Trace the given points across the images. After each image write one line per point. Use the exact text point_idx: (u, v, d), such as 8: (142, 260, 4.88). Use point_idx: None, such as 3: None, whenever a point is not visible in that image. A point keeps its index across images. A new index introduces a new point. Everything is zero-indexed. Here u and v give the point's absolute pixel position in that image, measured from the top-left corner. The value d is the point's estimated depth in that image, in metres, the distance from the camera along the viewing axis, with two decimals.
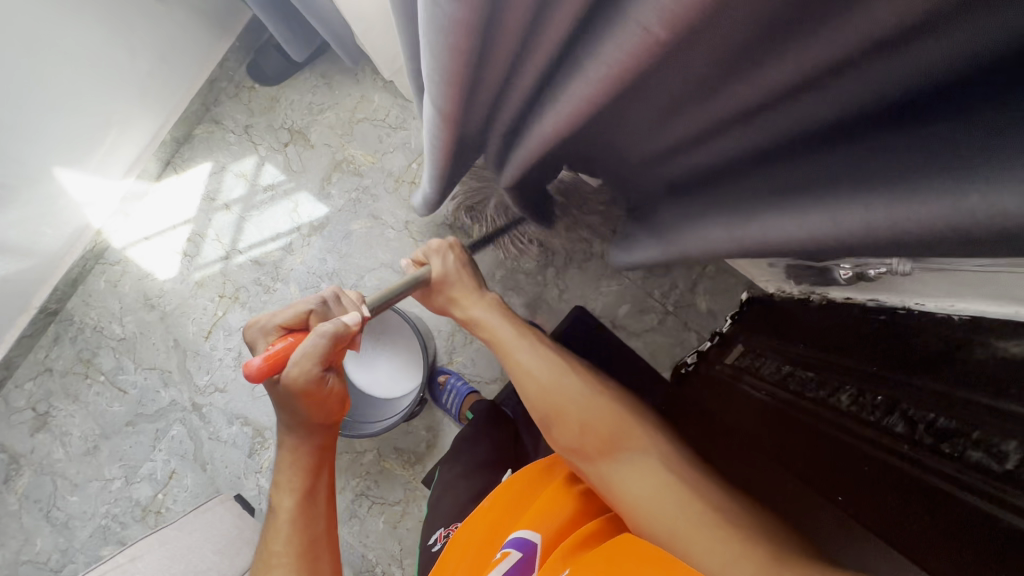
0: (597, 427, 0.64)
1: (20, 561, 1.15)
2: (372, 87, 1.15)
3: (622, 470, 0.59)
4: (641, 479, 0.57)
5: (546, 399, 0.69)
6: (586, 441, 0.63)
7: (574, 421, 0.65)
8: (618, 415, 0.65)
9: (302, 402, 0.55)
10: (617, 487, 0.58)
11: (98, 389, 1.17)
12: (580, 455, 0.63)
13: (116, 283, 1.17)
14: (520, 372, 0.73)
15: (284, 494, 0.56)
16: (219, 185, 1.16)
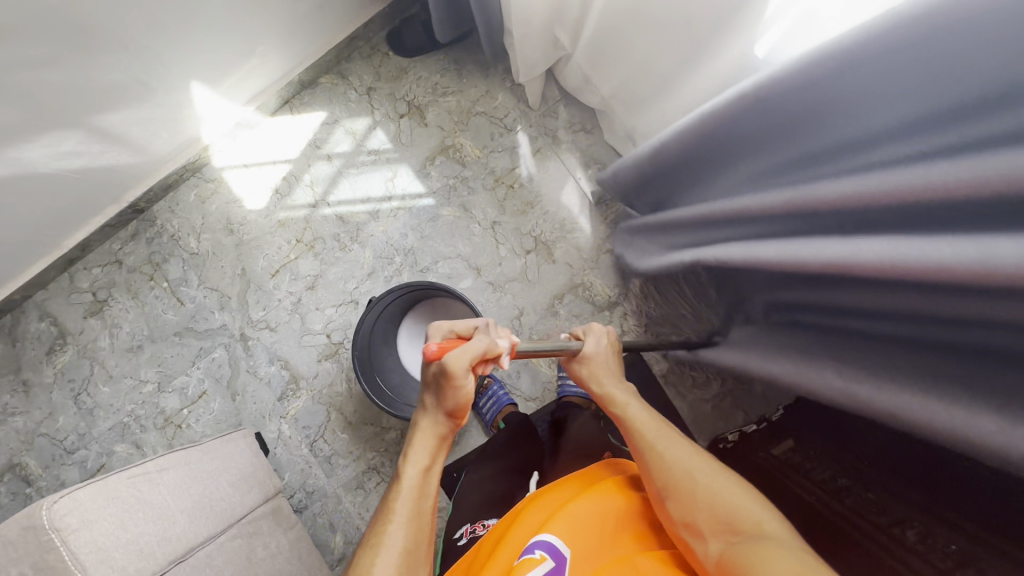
0: (718, 505, 0.55)
1: (38, 433, 1.18)
2: (498, 86, 1.18)
3: (740, 548, 0.49)
4: (754, 549, 0.48)
5: (664, 476, 0.59)
6: (701, 517, 0.54)
7: (693, 499, 0.56)
8: (742, 494, 0.56)
9: (451, 389, 0.59)
10: (728, 566, 0.49)
11: (158, 294, 1.21)
12: (695, 534, 0.54)
13: (204, 200, 1.20)
14: (643, 446, 0.64)
15: (410, 464, 0.59)
16: (328, 135, 1.19)
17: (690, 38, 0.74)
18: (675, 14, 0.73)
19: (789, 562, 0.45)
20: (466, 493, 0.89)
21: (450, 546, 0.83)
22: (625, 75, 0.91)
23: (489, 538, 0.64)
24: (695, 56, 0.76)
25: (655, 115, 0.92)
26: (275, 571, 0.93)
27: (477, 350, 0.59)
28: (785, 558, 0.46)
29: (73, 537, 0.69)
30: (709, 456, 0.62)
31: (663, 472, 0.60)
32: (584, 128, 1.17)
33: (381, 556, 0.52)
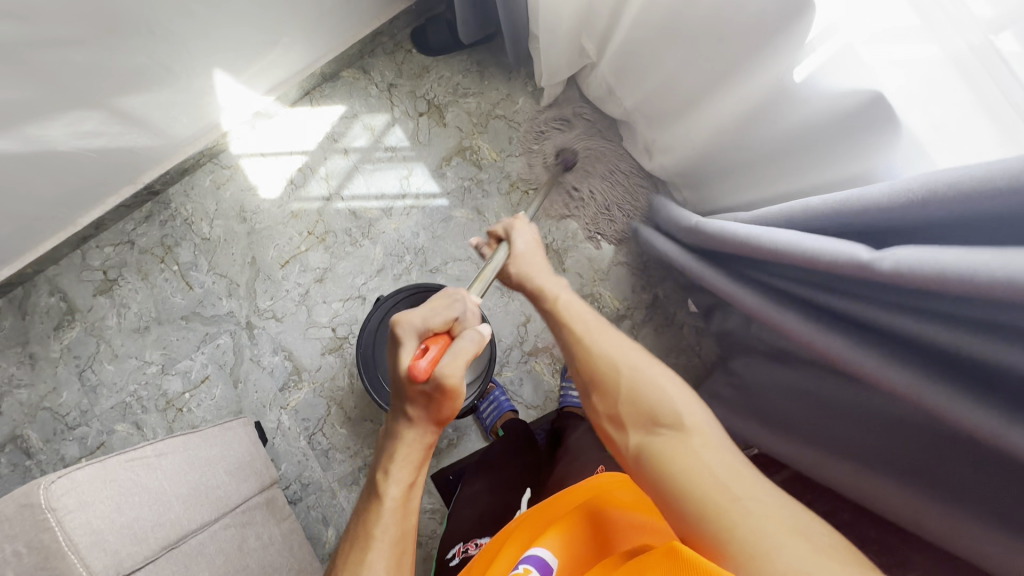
0: (639, 397, 0.58)
1: (41, 407, 1.19)
2: (520, 90, 1.17)
3: (661, 440, 0.53)
4: (676, 443, 0.52)
5: (592, 370, 0.63)
6: (625, 410, 0.58)
7: (620, 394, 0.60)
8: (659, 379, 0.59)
9: (441, 405, 0.59)
10: (652, 459, 0.52)
11: (168, 276, 1.21)
12: (619, 427, 0.58)
13: (219, 186, 1.20)
14: (573, 342, 0.67)
15: (393, 483, 0.58)
16: (346, 130, 1.19)
17: (719, 61, 0.74)
18: (708, 32, 0.72)
19: (708, 461, 0.49)
20: (461, 509, 0.89)
21: (445, 565, 0.83)
22: (650, 88, 0.90)
23: (483, 559, 0.63)
24: (725, 76, 0.75)
25: (677, 131, 0.91)
26: (266, 563, 0.94)
27: (466, 359, 0.60)
28: (707, 457, 0.49)
29: (69, 518, 0.69)
30: (629, 344, 0.65)
31: (590, 367, 0.63)
32: None
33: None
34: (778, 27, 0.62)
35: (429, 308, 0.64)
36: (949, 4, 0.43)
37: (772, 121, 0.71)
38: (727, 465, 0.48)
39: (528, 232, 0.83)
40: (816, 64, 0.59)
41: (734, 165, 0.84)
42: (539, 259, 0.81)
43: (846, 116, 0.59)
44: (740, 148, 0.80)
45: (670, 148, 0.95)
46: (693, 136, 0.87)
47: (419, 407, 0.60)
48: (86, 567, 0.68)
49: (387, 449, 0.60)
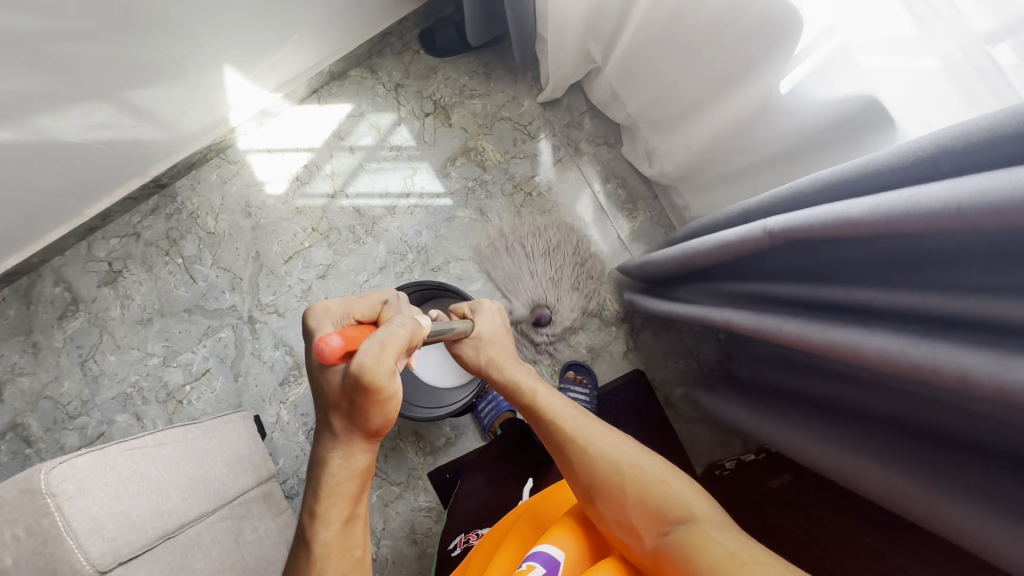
0: (647, 500, 0.54)
1: (43, 395, 1.21)
2: (526, 92, 1.18)
3: (677, 538, 0.50)
4: (691, 535, 0.49)
5: (591, 474, 0.58)
6: (633, 515, 0.54)
7: (624, 499, 0.55)
8: (665, 479, 0.56)
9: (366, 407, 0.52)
10: (670, 556, 0.48)
11: (172, 269, 1.22)
12: (628, 533, 0.54)
13: (226, 180, 1.21)
14: (563, 444, 0.63)
15: (326, 523, 0.54)
16: (353, 128, 1.20)
17: (718, 70, 0.75)
18: (711, 35, 0.72)
19: (728, 548, 0.46)
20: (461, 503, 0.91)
21: (445, 555, 0.85)
22: (653, 93, 0.91)
23: (484, 553, 0.64)
24: (726, 79, 0.75)
25: (679, 135, 0.92)
26: (261, 556, 0.94)
27: (392, 351, 0.52)
28: (723, 540, 0.48)
29: (68, 504, 0.70)
30: (625, 442, 0.62)
31: (589, 468, 0.59)
32: (607, 141, 1.17)
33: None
34: (777, 29, 0.62)
35: (340, 303, 0.60)
36: (944, 11, 0.43)
37: (771, 125, 0.72)
38: (739, 548, 0.46)
39: (496, 313, 0.77)
40: (813, 64, 0.59)
41: (733, 169, 0.84)
42: (507, 342, 0.76)
43: (841, 118, 0.60)
44: (739, 152, 0.80)
45: (670, 151, 0.96)
46: (695, 140, 0.88)
47: (345, 416, 0.54)
48: (83, 553, 0.69)
49: (313, 484, 0.55)
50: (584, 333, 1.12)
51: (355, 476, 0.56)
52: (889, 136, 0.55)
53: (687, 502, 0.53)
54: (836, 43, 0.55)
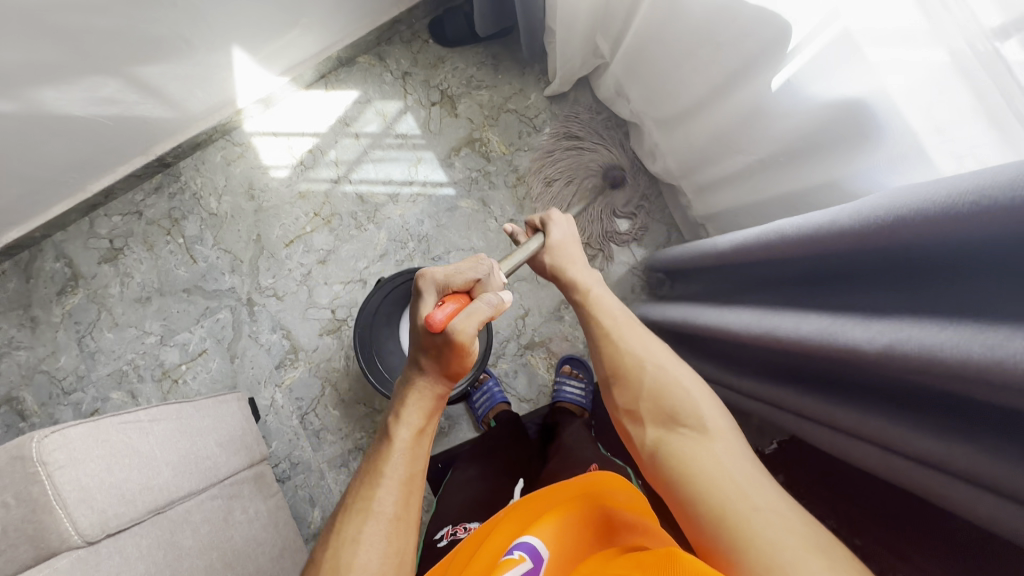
0: (662, 396, 0.57)
1: (39, 369, 1.22)
2: (533, 85, 1.18)
3: (682, 440, 0.52)
4: (695, 445, 0.51)
5: (617, 366, 0.63)
6: (644, 407, 0.58)
7: (640, 391, 0.59)
8: (682, 382, 0.58)
9: (453, 359, 0.60)
10: (670, 459, 0.52)
11: (173, 249, 1.22)
12: (636, 422, 0.58)
13: (230, 162, 1.21)
14: (600, 337, 0.67)
15: (402, 426, 0.59)
16: (359, 114, 1.19)
17: (717, 68, 0.75)
18: (713, 31, 0.71)
19: (731, 466, 0.48)
20: (453, 492, 0.88)
21: (429, 547, 0.80)
22: (658, 90, 0.90)
23: (469, 547, 0.62)
24: (727, 78, 0.75)
25: (682, 134, 0.91)
26: (250, 537, 0.94)
27: (478, 321, 0.60)
28: (727, 462, 0.49)
29: (59, 473, 0.70)
30: (657, 342, 0.64)
31: (617, 361, 0.63)
32: (612, 137, 1.16)
33: (372, 525, 0.52)
34: (776, 25, 0.61)
35: (448, 268, 0.66)
36: (956, 6, 0.43)
37: (768, 125, 0.71)
38: (742, 474, 0.47)
39: (568, 224, 0.82)
40: (809, 59, 0.59)
41: (730, 170, 0.84)
42: (575, 250, 0.80)
43: (835, 120, 0.60)
44: (737, 152, 0.80)
45: (674, 148, 0.96)
46: (697, 138, 0.87)
47: (434, 357, 0.61)
48: (72, 522, 0.69)
49: (399, 396, 0.62)
50: None
51: (435, 400, 0.62)
52: (882, 136, 0.55)
53: (701, 403, 0.55)
54: (835, 40, 0.54)
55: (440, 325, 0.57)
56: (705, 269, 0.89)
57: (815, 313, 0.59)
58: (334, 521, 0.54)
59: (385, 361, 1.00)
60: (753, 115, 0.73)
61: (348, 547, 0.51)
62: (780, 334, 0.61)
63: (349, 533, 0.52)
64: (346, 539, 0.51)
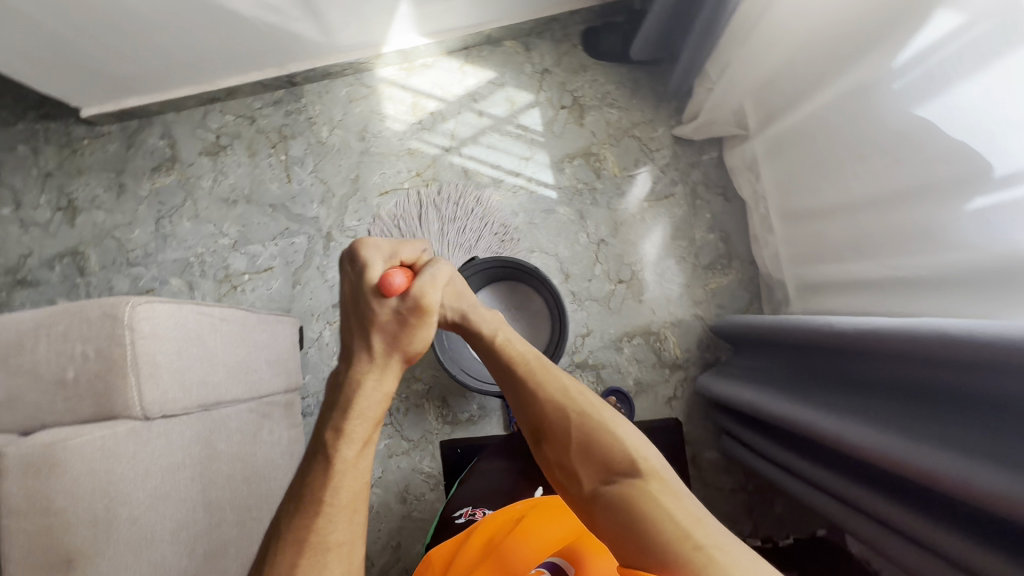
0: (590, 446, 0.54)
1: (111, 233, 1.26)
2: (664, 119, 1.17)
3: (619, 490, 0.49)
4: (633, 491, 0.48)
5: (536, 416, 0.59)
6: (574, 460, 0.55)
7: (565, 442, 0.56)
8: (609, 431, 0.55)
9: (418, 332, 0.60)
10: (610, 510, 0.49)
11: (272, 163, 1.24)
12: (572, 477, 0.54)
13: (353, 100, 1.23)
14: (513, 381, 0.63)
15: (349, 444, 0.53)
16: (489, 95, 1.21)
17: (875, 177, 0.70)
18: (900, 146, 0.65)
19: (672, 513, 0.45)
20: (478, 481, 0.88)
21: (446, 522, 0.79)
22: (794, 169, 0.90)
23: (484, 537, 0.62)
24: (881, 193, 0.70)
25: (802, 216, 0.91)
26: (270, 460, 0.96)
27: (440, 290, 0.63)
28: (669, 505, 0.46)
29: (142, 343, 0.71)
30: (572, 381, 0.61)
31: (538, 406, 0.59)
32: (724, 193, 1.15)
33: (310, 557, 0.47)
34: (976, 164, 0.55)
35: (387, 244, 0.63)
36: None
37: (908, 250, 0.68)
38: (678, 518, 0.45)
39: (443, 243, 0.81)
40: (1005, 200, 0.53)
41: (841, 273, 0.83)
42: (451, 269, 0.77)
43: (1006, 271, 0.55)
44: (866, 258, 0.77)
45: (792, 229, 0.95)
46: (818, 228, 0.86)
47: (391, 336, 0.59)
48: (140, 395, 0.70)
49: (338, 403, 0.56)
50: (637, 364, 1.11)
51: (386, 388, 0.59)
52: None
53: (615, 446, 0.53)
54: None
55: (402, 285, 0.59)
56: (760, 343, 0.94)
57: (890, 427, 0.58)
58: (267, 543, 0.49)
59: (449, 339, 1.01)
60: (903, 236, 0.69)
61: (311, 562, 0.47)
62: (864, 445, 0.59)
63: (308, 544, 0.47)
64: (304, 552, 0.47)
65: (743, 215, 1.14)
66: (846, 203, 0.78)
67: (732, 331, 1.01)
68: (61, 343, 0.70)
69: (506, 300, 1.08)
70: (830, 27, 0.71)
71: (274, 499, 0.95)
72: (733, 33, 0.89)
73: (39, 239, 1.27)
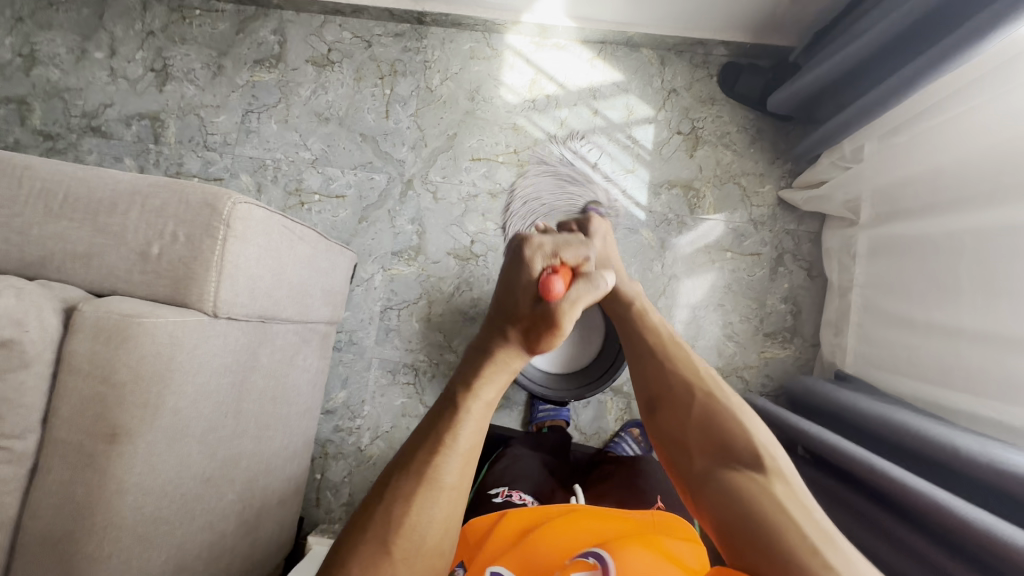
0: (712, 428, 0.51)
1: (197, 111, 1.23)
2: (774, 177, 1.14)
3: (732, 474, 0.46)
4: (757, 485, 0.44)
5: (659, 386, 0.57)
6: (693, 437, 0.52)
7: (686, 420, 0.53)
8: (735, 416, 0.51)
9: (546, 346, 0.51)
10: (719, 488, 0.46)
11: (375, 93, 1.21)
12: (686, 455, 0.51)
13: (474, 57, 1.20)
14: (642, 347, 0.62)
15: (475, 408, 0.48)
16: (609, 96, 1.18)
17: (993, 315, 0.69)
18: None
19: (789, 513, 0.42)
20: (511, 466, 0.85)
21: (483, 499, 0.77)
22: (899, 272, 0.88)
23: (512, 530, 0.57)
24: (986, 330, 0.69)
25: (891, 321, 0.89)
26: (297, 385, 0.95)
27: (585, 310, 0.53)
28: (796, 514, 0.41)
29: (233, 243, 0.69)
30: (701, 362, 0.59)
31: (663, 377, 0.58)
32: (809, 269, 1.12)
33: (401, 534, 0.42)
34: None
35: (550, 245, 0.54)
36: None
37: (990, 397, 0.68)
38: (805, 529, 0.40)
39: (605, 232, 0.83)
40: None
41: (916, 391, 0.81)
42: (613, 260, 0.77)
43: None
44: (947, 387, 0.75)
45: (872, 329, 0.93)
46: (906, 339, 0.85)
47: (522, 334, 0.51)
48: (217, 290, 0.69)
49: (472, 361, 0.51)
50: None
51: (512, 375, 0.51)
52: None
53: (739, 432, 0.49)
54: None
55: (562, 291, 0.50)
56: (830, 419, 0.93)
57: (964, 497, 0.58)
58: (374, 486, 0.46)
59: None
60: (995, 382, 0.67)
61: (425, 501, 0.44)
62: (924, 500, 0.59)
63: (423, 477, 0.44)
64: (395, 517, 0.43)
65: (821, 295, 1.11)
66: (948, 327, 0.76)
67: (804, 393, 1.00)
68: (155, 216, 0.69)
69: None
70: (992, 153, 0.70)
71: (291, 424, 0.94)
72: (890, 120, 0.87)
73: (124, 94, 1.25)
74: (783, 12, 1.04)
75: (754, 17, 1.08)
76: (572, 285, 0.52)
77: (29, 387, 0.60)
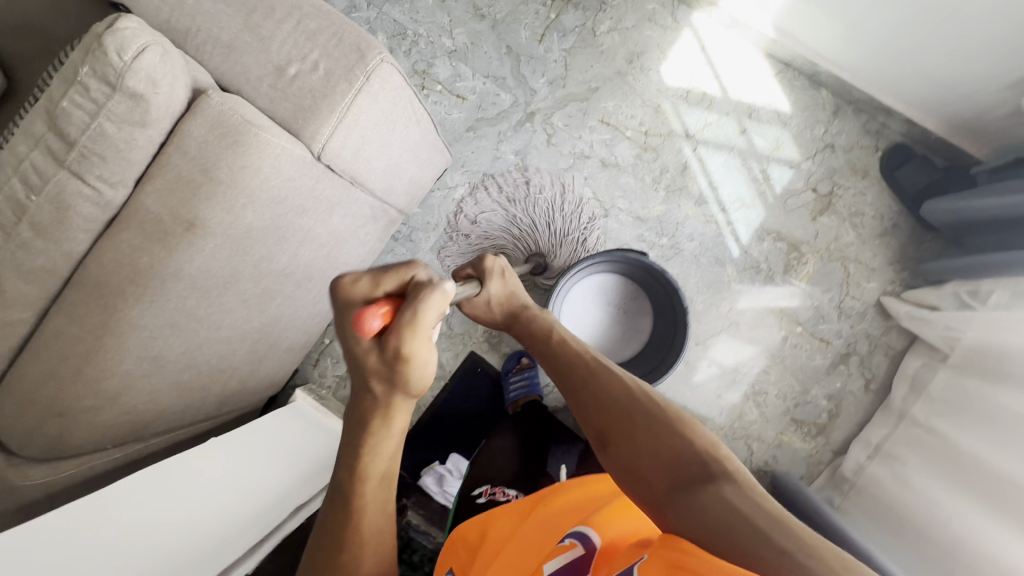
0: (658, 450, 0.49)
1: None
2: (884, 277, 1.07)
3: (696, 500, 0.42)
4: (707, 497, 0.42)
5: (598, 419, 0.55)
6: (643, 467, 0.49)
7: (630, 448, 0.51)
8: (680, 429, 0.50)
9: (411, 374, 0.45)
10: (691, 518, 0.41)
11: (539, 11, 1.15)
12: (641, 488, 0.48)
13: (653, 21, 1.12)
14: (562, 376, 0.61)
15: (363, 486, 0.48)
16: (765, 122, 1.10)
17: None
18: None
19: (759, 503, 0.40)
20: (490, 460, 0.86)
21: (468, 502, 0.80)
22: (964, 428, 0.83)
23: (481, 526, 0.56)
24: None
25: (932, 470, 0.85)
26: (352, 254, 0.96)
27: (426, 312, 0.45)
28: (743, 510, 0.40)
29: (363, 96, 0.68)
30: (634, 381, 0.57)
31: (607, 417, 0.55)
32: (870, 380, 1.06)
33: None
34: None
35: (366, 279, 0.49)
36: None
37: None
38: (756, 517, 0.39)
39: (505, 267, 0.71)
40: None
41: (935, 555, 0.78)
42: (513, 280, 0.71)
43: None
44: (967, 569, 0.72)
45: (907, 467, 0.89)
46: (940, 495, 0.81)
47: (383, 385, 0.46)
48: (330, 135, 0.68)
49: (347, 447, 0.48)
50: None
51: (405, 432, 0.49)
52: None
53: (675, 447, 0.48)
54: None
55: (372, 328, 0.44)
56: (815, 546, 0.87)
57: None
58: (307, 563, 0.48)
59: (556, 306, 0.94)
60: None
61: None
62: None
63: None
64: None
65: (868, 409, 1.05)
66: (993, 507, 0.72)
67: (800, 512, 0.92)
68: (304, 38, 0.67)
69: (622, 296, 1.03)
70: None
71: None
72: None
73: None
74: (991, 121, 0.94)
75: (956, 112, 0.98)
76: (389, 312, 0.46)
77: (138, 145, 0.61)
